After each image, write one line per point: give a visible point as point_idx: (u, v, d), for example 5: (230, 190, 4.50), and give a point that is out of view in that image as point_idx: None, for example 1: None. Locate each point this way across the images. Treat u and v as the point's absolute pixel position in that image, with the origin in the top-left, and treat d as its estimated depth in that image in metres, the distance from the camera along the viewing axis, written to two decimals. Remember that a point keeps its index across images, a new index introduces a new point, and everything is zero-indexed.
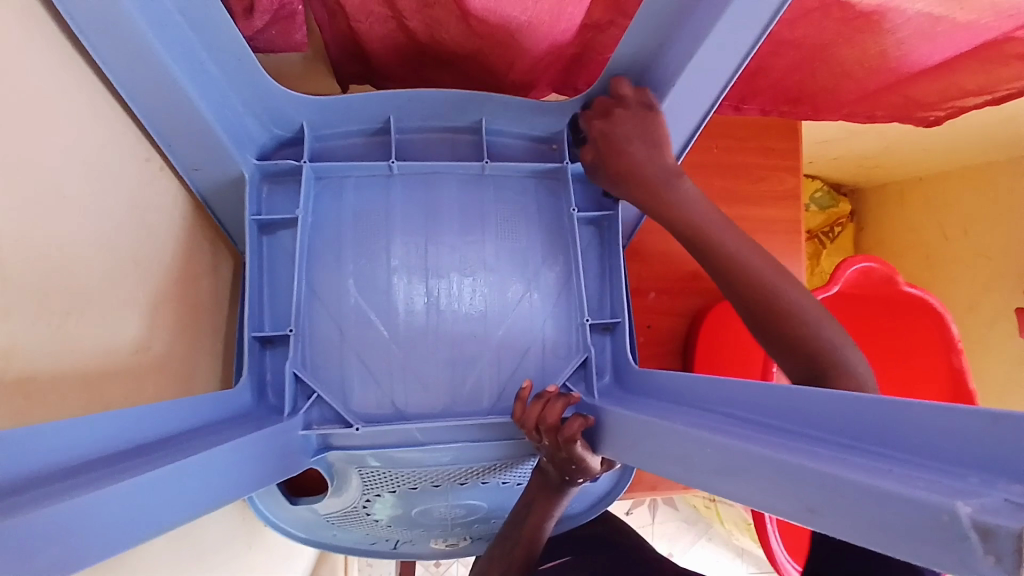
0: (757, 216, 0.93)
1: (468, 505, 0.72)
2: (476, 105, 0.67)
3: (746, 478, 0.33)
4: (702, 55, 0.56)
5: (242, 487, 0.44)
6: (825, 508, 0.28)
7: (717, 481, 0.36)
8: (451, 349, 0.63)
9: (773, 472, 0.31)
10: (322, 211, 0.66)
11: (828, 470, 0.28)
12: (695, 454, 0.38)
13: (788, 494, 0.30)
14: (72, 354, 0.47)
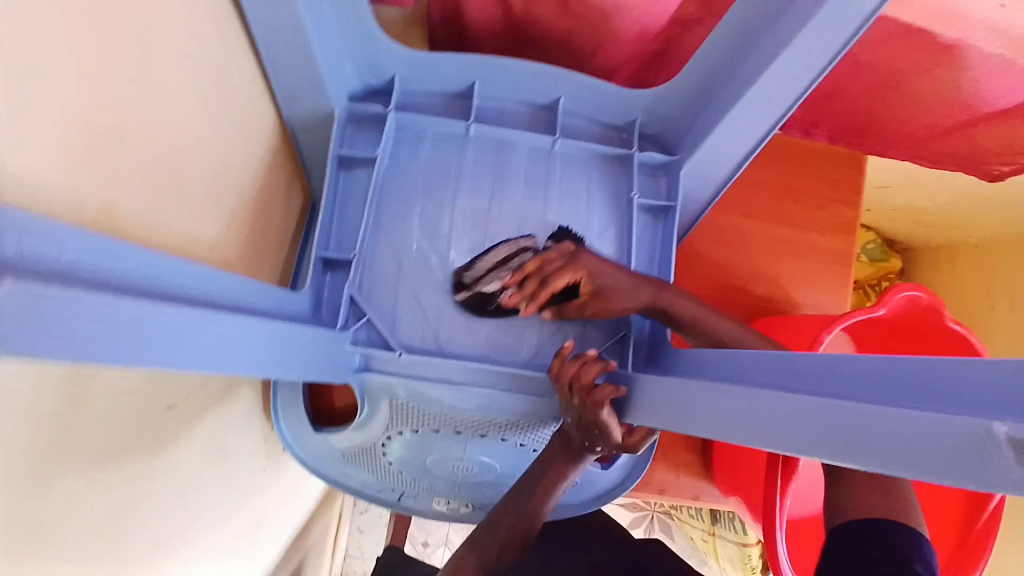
0: (808, 243, 0.93)
1: (481, 463, 0.75)
2: (557, 82, 0.71)
3: (776, 420, 0.35)
4: (787, 58, 0.59)
5: (282, 369, 0.47)
6: (858, 440, 0.29)
7: (743, 426, 0.38)
8: (499, 299, 0.67)
9: (808, 413, 0.32)
10: (399, 156, 0.70)
11: (863, 405, 0.29)
12: (724, 408, 0.40)
13: (824, 430, 0.31)
14: (159, 232, 0.51)
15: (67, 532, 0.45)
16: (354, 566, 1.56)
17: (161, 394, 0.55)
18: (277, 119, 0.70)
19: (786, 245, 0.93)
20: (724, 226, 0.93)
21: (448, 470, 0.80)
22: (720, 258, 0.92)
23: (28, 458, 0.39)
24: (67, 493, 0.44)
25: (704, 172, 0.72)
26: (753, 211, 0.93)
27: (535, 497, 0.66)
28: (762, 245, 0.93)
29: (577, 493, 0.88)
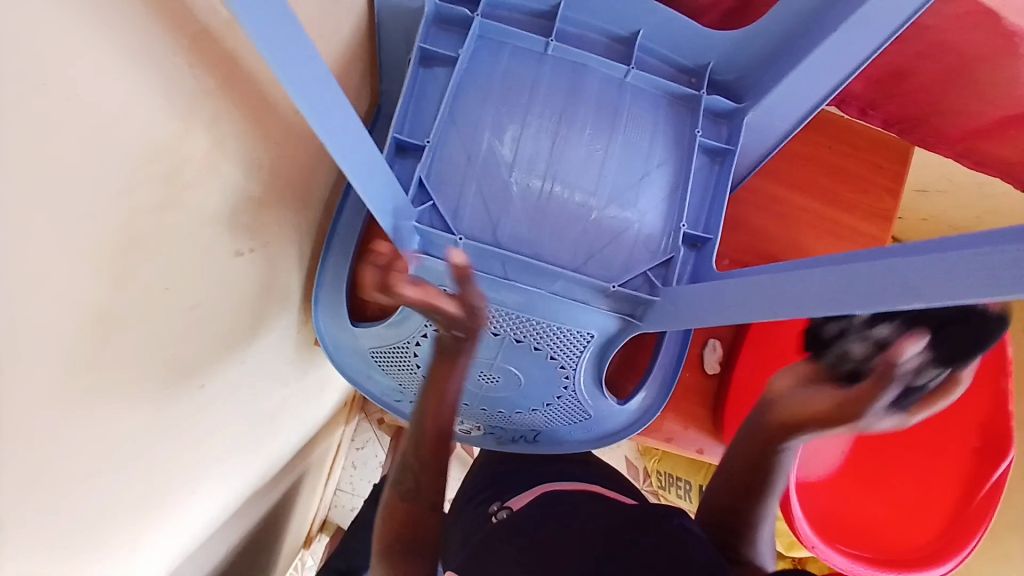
0: (846, 224, 0.95)
1: (507, 373, 0.80)
2: (640, 14, 0.73)
3: (854, 289, 0.44)
4: (869, 9, 0.62)
5: (362, 184, 0.54)
6: (925, 287, 0.39)
7: (813, 306, 0.48)
8: (558, 208, 0.70)
9: (879, 278, 0.42)
10: (478, 60, 0.72)
11: (922, 262, 0.39)
12: (787, 285, 0.49)
13: (894, 287, 0.41)
14: (263, 74, 0.52)
15: (132, 323, 0.48)
16: (343, 499, 1.56)
17: (233, 235, 0.57)
18: (368, 7, 0.71)
19: (826, 224, 0.95)
20: (771, 195, 0.95)
21: (474, 379, 0.83)
22: (759, 225, 0.94)
23: (115, 228, 0.41)
24: (140, 287, 0.46)
25: (767, 122, 0.75)
26: (800, 185, 0.95)
27: (430, 411, 0.63)
28: (803, 220, 0.95)
29: (581, 433, 0.95)
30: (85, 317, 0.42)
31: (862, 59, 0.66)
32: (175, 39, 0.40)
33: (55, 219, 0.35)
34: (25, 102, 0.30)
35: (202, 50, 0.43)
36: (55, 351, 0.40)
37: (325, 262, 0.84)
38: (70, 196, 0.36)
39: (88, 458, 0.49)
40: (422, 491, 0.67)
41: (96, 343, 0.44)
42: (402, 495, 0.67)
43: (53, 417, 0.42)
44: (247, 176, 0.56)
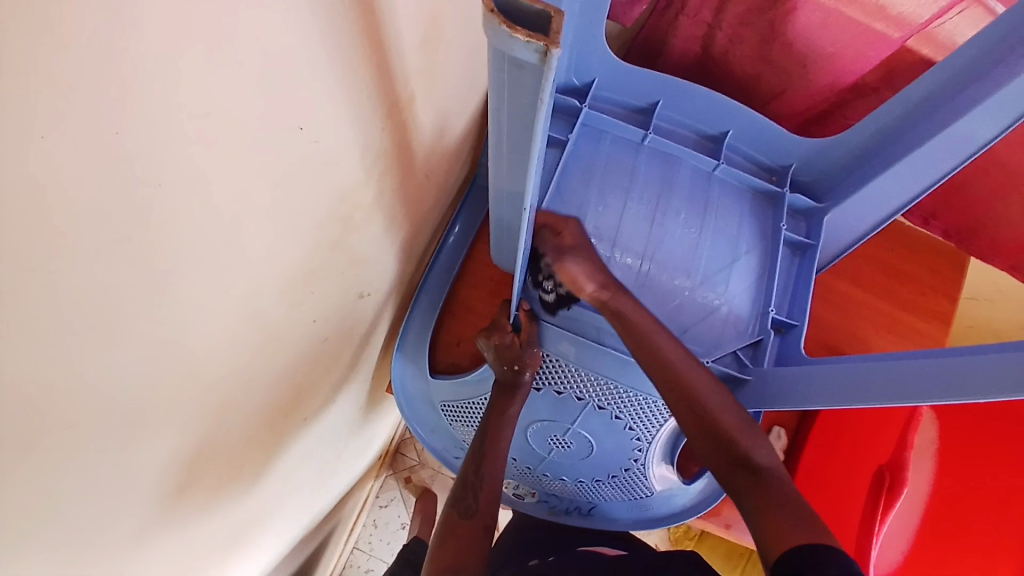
0: (906, 323, 0.97)
1: (580, 439, 0.81)
2: (730, 116, 0.80)
3: (959, 373, 0.50)
4: (943, 138, 0.68)
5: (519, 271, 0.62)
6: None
7: (914, 391, 0.52)
8: (655, 281, 0.75)
9: (986, 368, 0.48)
10: (585, 144, 0.79)
11: None
12: (872, 368, 0.56)
13: (1007, 373, 0.47)
14: (416, 139, 0.59)
15: (285, 345, 0.52)
16: (358, 559, 1.48)
17: (362, 275, 0.62)
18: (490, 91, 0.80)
19: (886, 320, 0.97)
20: (833, 290, 0.99)
21: (545, 442, 0.84)
22: (821, 318, 0.98)
23: (298, 258, 0.46)
24: (295, 314, 0.51)
25: (847, 222, 0.80)
26: (861, 282, 0.99)
27: (491, 441, 0.72)
28: (865, 316, 0.98)
29: (636, 512, 0.93)
30: (262, 333, 0.47)
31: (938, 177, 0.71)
32: (383, 104, 0.47)
33: (272, 238, 0.41)
34: (285, 137, 0.37)
35: (392, 118, 0.50)
36: (236, 355, 0.44)
37: (411, 317, 0.89)
38: (286, 222, 0.42)
39: (210, 467, 0.50)
40: (477, 511, 0.68)
41: (260, 356, 0.48)
42: (460, 514, 0.68)
43: (207, 417, 0.45)
44: (383, 225, 0.62)
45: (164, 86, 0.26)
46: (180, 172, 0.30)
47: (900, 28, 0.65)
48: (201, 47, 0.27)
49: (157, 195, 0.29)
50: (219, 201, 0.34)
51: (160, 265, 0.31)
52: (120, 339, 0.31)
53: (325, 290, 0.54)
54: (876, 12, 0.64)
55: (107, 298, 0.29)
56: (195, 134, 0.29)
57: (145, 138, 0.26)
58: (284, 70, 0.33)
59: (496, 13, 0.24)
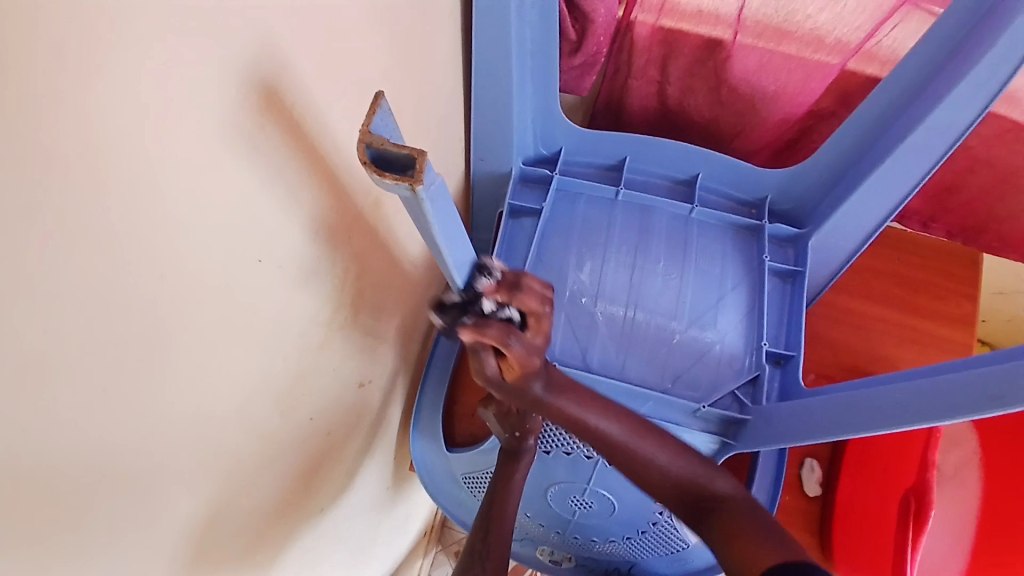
0: (926, 331, 0.94)
1: (600, 497, 0.80)
2: (697, 161, 0.83)
3: (931, 394, 0.49)
4: (906, 150, 0.67)
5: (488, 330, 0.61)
6: (1009, 394, 0.44)
7: (889, 415, 0.52)
8: (644, 330, 0.76)
9: (956, 387, 0.48)
10: (560, 208, 0.83)
11: (998, 368, 0.45)
12: (848, 396, 0.56)
13: (975, 391, 0.47)
14: (389, 237, 0.64)
15: (284, 445, 0.55)
16: None
17: (357, 366, 0.66)
18: (465, 174, 0.85)
19: (905, 332, 0.94)
20: (841, 308, 0.97)
21: (567, 505, 0.83)
22: (839, 340, 0.95)
23: (283, 367, 0.50)
24: (292, 417, 0.55)
25: (833, 244, 0.79)
26: (872, 296, 0.97)
27: (499, 506, 0.73)
28: (883, 331, 0.95)
29: (677, 566, 0.89)
30: (257, 440, 0.50)
31: (920, 178, 0.69)
32: (344, 219, 0.52)
33: (251, 357, 0.45)
34: (245, 271, 0.41)
35: (357, 226, 0.55)
36: (232, 465, 0.48)
37: (422, 394, 0.91)
38: (261, 341, 0.46)
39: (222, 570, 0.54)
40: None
41: (262, 459, 0.52)
42: None
43: (215, 523, 0.49)
44: (371, 317, 0.66)
45: (119, 262, 0.30)
46: (149, 323, 0.34)
47: (839, 54, 0.67)
48: (143, 222, 0.31)
49: (131, 350, 0.33)
50: (194, 338, 0.38)
51: (141, 408, 0.35)
52: (113, 476, 0.35)
53: (319, 386, 0.58)
54: (812, 43, 0.67)
55: (94, 447, 0.33)
56: (154, 291, 0.33)
57: (111, 306, 0.30)
58: (230, 218, 0.37)
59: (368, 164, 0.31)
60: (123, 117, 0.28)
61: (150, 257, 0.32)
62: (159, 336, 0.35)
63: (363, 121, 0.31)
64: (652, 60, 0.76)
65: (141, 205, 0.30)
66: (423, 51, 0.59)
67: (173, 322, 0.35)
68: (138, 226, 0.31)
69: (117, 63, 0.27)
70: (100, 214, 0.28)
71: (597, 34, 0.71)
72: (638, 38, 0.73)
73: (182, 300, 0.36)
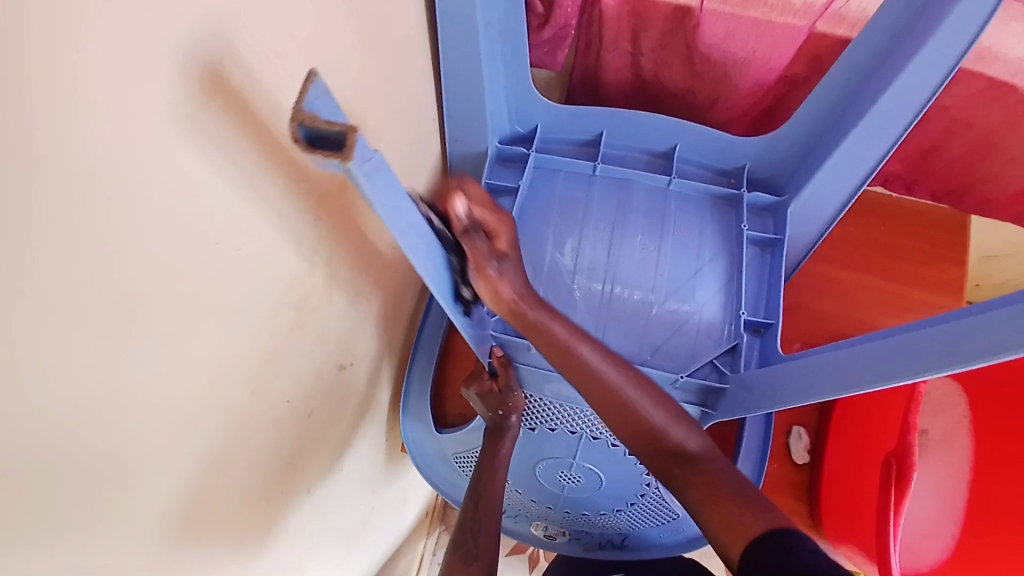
0: (913, 298, 0.94)
1: (587, 471, 0.81)
2: (673, 133, 0.82)
3: (888, 357, 0.48)
4: (875, 116, 0.66)
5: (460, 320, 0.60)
6: (964, 347, 0.44)
7: (850, 381, 0.51)
8: (622, 306, 0.76)
9: (910, 348, 0.47)
10: (537, 186, 0.83)
11: (949, 327, 0.44)
12: (808, 363, 0.55)
13: (931, 350, 0.45)
14: (361, 219, 0.64)
15: (261, 426, 0.57)
16: None
17: (337, 347, 0.67)
18: (442, 155, 0.85)
19: (892, 298, 0.95)
20: (825, 277, 0.97)
21: (555, 480, 0.84)
22: (824, 308, 0.96)
23: (255, 350, 0.51)
24: (269, 399, 0.56)
25: (811, 210, 0.79)
26: (855, 263, 0.97)
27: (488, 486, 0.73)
28: (868, 298, 0.95)
29: (666, 536, 0.91)
30: (229, 423, 0.51)
31: (891, 144, 0.68)
32: (307, 201, 0.52)
33: (218, 341, 0.45)
34: (203, 253, 0.41)
35: (324, 208, 0.55)
36: (206, 450, 0.49)
37: (410, 376, 0.92)
38: (228, 325, 0.46)
39: (209, 551, 0.55)
40: (478, 555, 0.71)
41: (239, 443, 0.54)
42: (461, 561, 0.71)
43: (196, 506, 0.51)
44: (347, 301, 0.67)
45: (67, 254, 0.30)
46: (101, 309, 0.33)
47: (806, 16, 0.66)
48: (92, 210, 0.31)
49: (82, 336, 0.33)
50: (153, 322, 0.38)
51: (106, 395, 0.36)
52: (81, 463, 0.36)
53: (295, 369, 0.59)
54: (779, 5, 0.66)
55: (57, 437, 0.33)
56: (106, 275, 0.33)
57: (59, 295, 0.30)
58: (184, 204, 0.38)
59: (303, 141, 0.29)
60: (57, 105, 0.28)
61: (100, 242, 0.32)
62: (122, 323, 0.35)
63: (295, 97, 0.29)
64: (623, 31, 0.75)
65: (85, 190, 0.30)
66: (385, 29, 0.59)
67: (126, 308, 0.35)
68: (83, 212, 0.30)
69: (49, 50, 0.26)
70: (42, 204, 0.28)
71: (565, 7, 0.70)
72: (606, 9, 0.71)
73: (140, 287, 0.36)
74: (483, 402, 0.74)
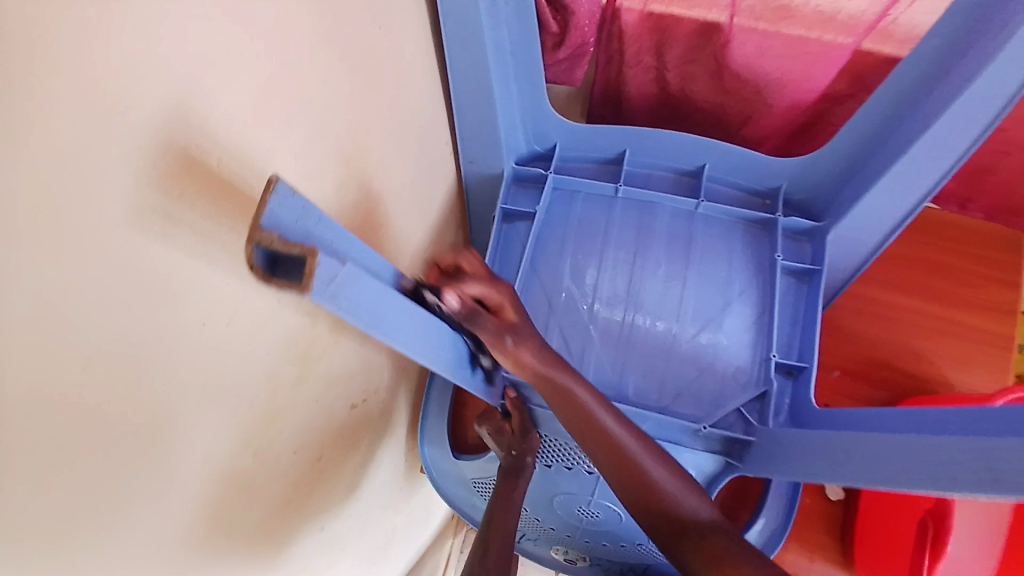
0: (964, 323, 0.88)
1: (606, 508, 0.78)
2: (702, 153, 0.77)
3: (925, 456, 0.42)
4: (924, 145, 0.60)
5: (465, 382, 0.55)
6: (1003, 479, 0.36)
7: (879, 472, 0.45)
8: (643, 345, 0.72)
9: (950, 458, 0.40)
10: (554, 211, 0.78)
11: (993, 445, 0.37)
12: (850, 439, 0.50)
13: (971, 469, 0.38)
14: None
15: (267, 481, 0.56)
16: None
17: (345, 390, 0.65)
18: (457, 178, 0.81)
19: (940, 323, 0.88)
20: (870, 299, 0.91)
21: (573, 513, 0.82)
22: (865, 332, 0.89)
23: (256, 415, 0.50)
24: (274, 456, 0.55)
25: (852, 239, 0.72)
26: (902, 284, 0.90)
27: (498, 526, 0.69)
28: (915, 323, 0.89)
29: None
30: (232, 486, 0.50)
31: (946, 173, 0.62)
32: None
33: (213, 417, 0.44)
34: (189, 335, 0.39)
35: None
36: (209, 519, 0.48)
37: (428, 400, 0.90)
38: (223, 399, 0.45)
39: None
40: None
41: (244, 503, 0.53)
42: None
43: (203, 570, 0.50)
44: (355, 343, 0.65)
45: (34, 382, 0.29)
46: (82, 417, 0.32)
47: (851, 34, 0.60)
48: (60, 333, 0.29)
49: (61, 451, 0.32)
50: (144, 412, 0.37)
51: (92, 499, 0.35)
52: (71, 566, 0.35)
53: (301, 421, 0.58)
54: (822, 21, 0.60)
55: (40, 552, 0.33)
56: (79, 389, 0.32)
57: (34, 416, 0.29)
58: (162, 297, 0.36)
59: (263, 266, 0.27)
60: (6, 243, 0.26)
61: (74, 353, 0.31)
62: (104, 428, 0.34)
63: (252, 218, 0.28)
64: (645, 46, 0.69)
65: (49, 310, 0.29)
66: (385, 68, 0.55)
67: (106, 413, 0.34)
68: (60, 332, 0.29)
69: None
70: (10, 338, 0.27)
71: (580, 26, 0.65)
72: (626, 27, 0.66)
73: (121, 390, 0.34)
74: (496, 440, 0.73)
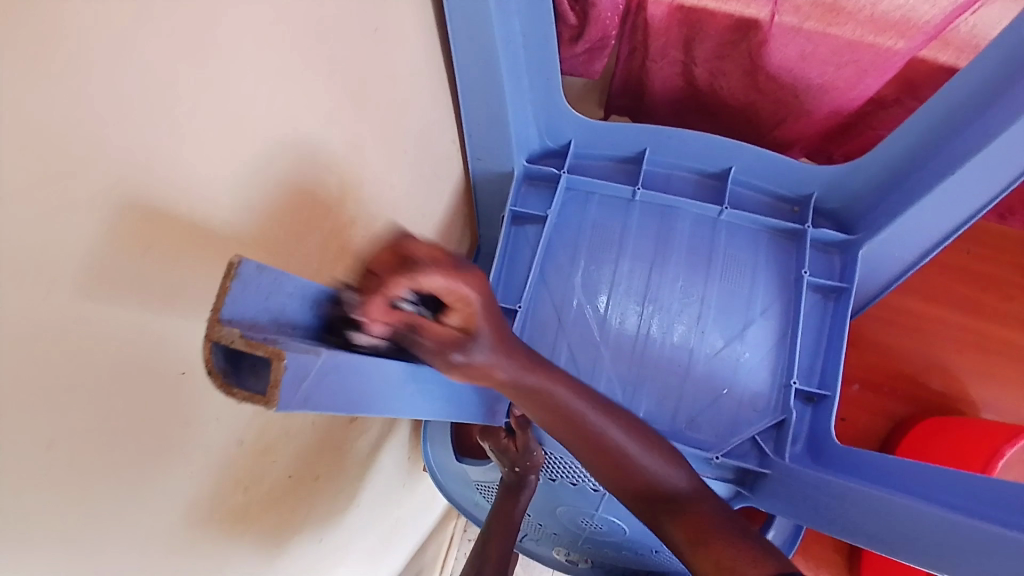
0: (993, 336, 0.83)
1: (611, 522, 0.77)
2: (730, 156, 0.71)
3: (956, 536, 0.42)
4: (982, 159, 0.54)
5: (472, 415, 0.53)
6: None
7: (907, 542, 0.45)
8: (655, 364, 0.68)
9: (985, 540, 0.40)
10: (566, 214, 0.73)
11: None
12: (862, 496, 0.49)
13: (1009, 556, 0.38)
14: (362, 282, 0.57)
15: (262, 512, 0.53)
16: None
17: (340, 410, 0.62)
18: (462, 176, 0.75)
19: (970, 336, 0.84)
20: (897, 309, 0.86)
21: (576, 521, 0.81)
22: (891, 344, 0.84)
23: (247, 455, 0.47)
24: (267, 488, 0.52)
25: (886, 256, 0.67)
26: (931, 294, 0.85)
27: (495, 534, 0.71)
28: (943, 335, 0.84)
29: None
30: (227, 527, 0.47)
31: (1002, 189, 0.56)
32: None
33: (203, 468, 0.41)
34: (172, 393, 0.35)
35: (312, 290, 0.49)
36: (204, 562, 0.46)
37: None
38: (214, 448, 0.41)
39: None
40: None
41: (239, 539, 0.50)
42: None
43: None
44: None
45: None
46: (62, 504, 0.29)
47: (907, 39, 0.54)
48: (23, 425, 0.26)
49: (38, 541, 0.29)
50: (132, 482, 0.34)
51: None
52: None
53: (293, 450, 0.54)
54: (874, 21, 0.54)
55: None
56: (51, 478, 0.28)
57: (6, 516, 0.26)
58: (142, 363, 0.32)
59: (219, 368, 0.25)
60: None
61: (51, 442, 0.27)
62: (85, 506, 0.31)
63: (212, 309, 0.25)
64: (673, 38, 0.63)
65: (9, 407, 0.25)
66: (382, 72, 0.50)
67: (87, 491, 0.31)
68: (22, 426, 0.26)
69: None
70: None
71: (602, 20, 0.60)
72: (653, 20, 0.60)
73: (101, 466, 0.31)
74: (501, 454, 0.71)
